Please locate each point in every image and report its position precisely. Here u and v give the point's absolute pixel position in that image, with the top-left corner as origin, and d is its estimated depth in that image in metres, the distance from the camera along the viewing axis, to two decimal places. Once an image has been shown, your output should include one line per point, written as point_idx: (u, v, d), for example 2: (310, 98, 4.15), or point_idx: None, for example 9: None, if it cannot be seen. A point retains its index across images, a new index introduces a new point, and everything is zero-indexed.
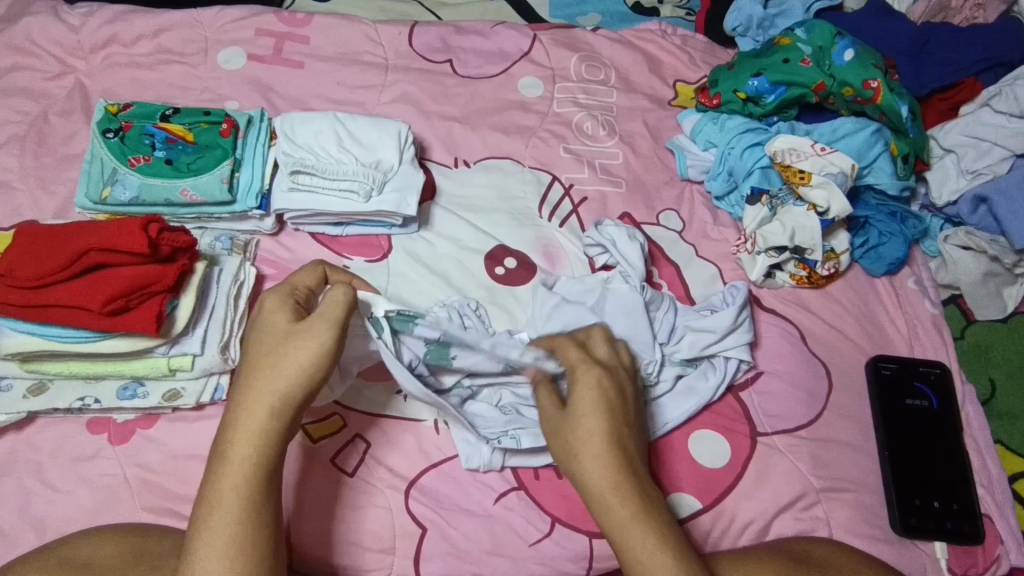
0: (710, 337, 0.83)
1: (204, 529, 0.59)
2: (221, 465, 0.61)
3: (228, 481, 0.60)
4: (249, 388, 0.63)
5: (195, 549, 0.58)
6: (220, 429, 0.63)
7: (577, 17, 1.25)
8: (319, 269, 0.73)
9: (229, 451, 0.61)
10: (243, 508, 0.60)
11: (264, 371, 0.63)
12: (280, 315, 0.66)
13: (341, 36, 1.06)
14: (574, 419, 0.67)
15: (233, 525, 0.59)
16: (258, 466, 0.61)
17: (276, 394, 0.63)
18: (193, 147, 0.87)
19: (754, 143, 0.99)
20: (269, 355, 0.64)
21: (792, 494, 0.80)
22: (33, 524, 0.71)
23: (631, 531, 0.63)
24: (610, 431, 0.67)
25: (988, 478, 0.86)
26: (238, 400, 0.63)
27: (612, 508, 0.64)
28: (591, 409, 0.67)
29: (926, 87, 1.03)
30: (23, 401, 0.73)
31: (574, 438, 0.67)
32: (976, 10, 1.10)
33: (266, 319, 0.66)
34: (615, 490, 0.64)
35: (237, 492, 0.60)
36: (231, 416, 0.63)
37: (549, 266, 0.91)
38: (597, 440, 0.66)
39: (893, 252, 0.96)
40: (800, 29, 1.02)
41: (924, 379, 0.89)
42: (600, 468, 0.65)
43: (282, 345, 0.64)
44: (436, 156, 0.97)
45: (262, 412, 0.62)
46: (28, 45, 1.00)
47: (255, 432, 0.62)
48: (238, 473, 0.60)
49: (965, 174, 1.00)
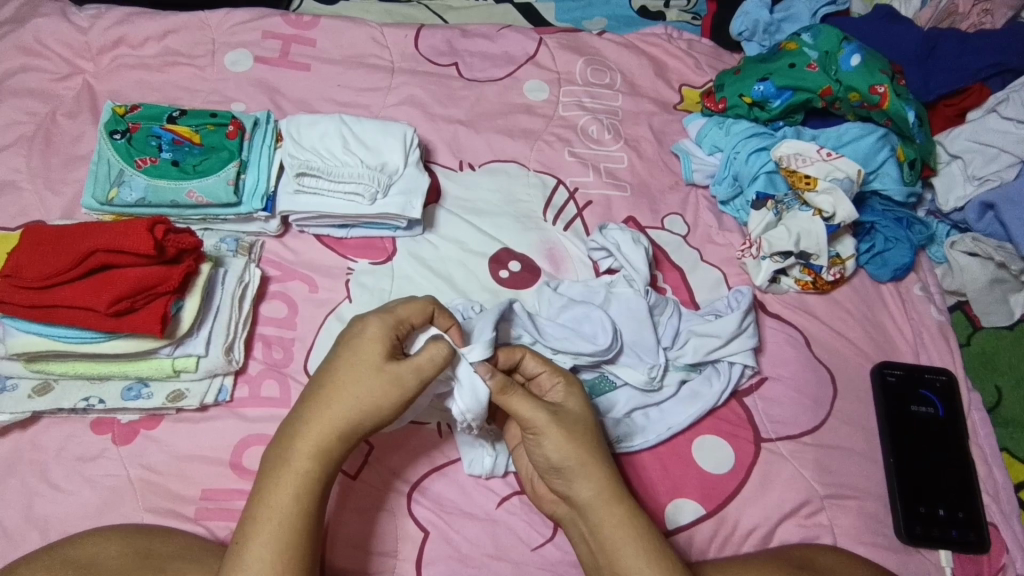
0: (714, 341, 0.83)
1: (257, 534, 0.59)
2: (277, 473, 0.61)
3: (284, 489, 0.60)
4: (320, 407, 0.63)
5: (246, 553, 0.58)
6: (281, 437, 0.63)
7: (583, 21, 1.25)
8: (427, 305, 0.69)
9: (289, 462, 0.61)
10: (298, 518, 0.60)
11: (341, 399, 0.63)
12: (376, 349, 0.65)
13: (347, 38, 1.06)
14: (570, 426, 0.67)
15: (288, 533, 0.59)
16: (315, 480, 0.61)
17: (345, 419, 0.63)
18: (200, 148, 0.87)
19: (760, 148, 0.99)
20: (350, 382, 0.63)
21: (795, 502, 0.80)
22: (36, 524, 0.72)
23: (631, 528, 0.65)
24: (600, 440, 0.69)
25: (993, 486, 0.86)
26: (305, 416, 0.63)
27: (617, 511, 0.65)
28: (585, 414, 0.70)
29: (933, 93, 1.03)
30: (27, 401, 0.73)
31: (575, 438, 0.66)
32: (984, 16, 1.11)
33: (359, 346, 0.65)
34: (616, 495, 0.66)
35: (294, 502, 0.60)
36: (294, 427, 0.63)
37: (553, 270, 0.91)
38: (599, 448, 0.68)
39: (899, 258, 0.96)
40: (805, 34, 1.01)
41: (930, 386, 0.89)
42: (603, 469, 0.66)
43: (367, 379, 0.63)
44: (442, 159, 0.97)
45: (329, 432, 0.62)
46: (37, 46, 1.00)
47: (316, 446, 0.62)
48: (295, 484, 0.61)
49: (972, 180, 1.00)
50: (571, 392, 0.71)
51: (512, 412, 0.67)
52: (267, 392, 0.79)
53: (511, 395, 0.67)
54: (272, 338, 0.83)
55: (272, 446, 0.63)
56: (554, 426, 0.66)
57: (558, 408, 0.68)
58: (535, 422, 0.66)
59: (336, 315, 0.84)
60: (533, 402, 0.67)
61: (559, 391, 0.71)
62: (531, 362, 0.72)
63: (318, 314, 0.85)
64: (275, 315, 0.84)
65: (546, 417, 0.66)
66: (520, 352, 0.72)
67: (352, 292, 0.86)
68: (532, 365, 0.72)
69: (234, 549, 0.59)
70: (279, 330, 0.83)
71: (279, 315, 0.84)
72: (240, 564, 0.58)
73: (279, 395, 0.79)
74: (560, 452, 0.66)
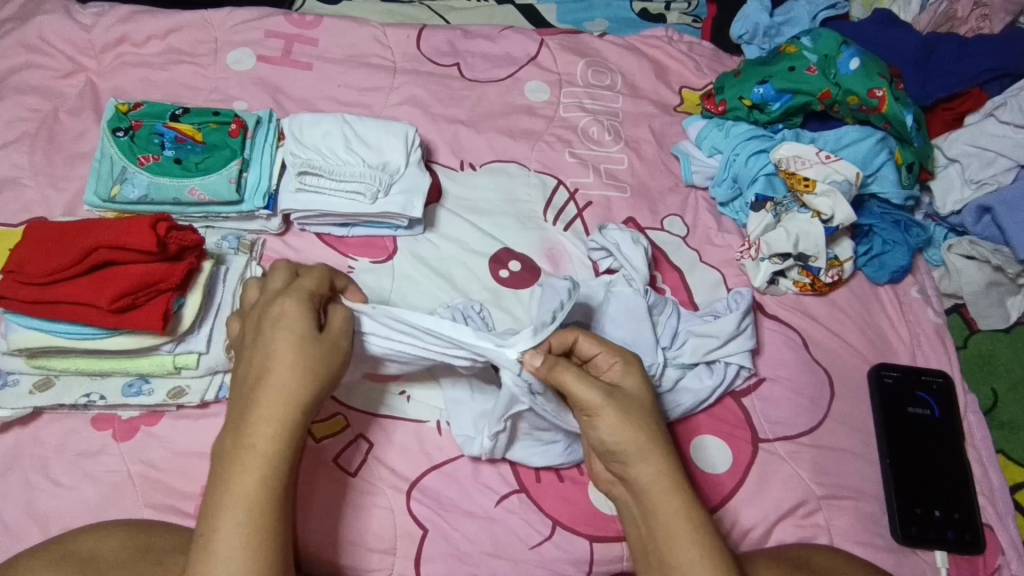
0: (713, 342, 0.83)
1: (225, 520, 0.57)
2: (242, 458, 0.60)
3: (251, 473, 0.59)
4: (268, 386, 0.62)
5: (216, 541, 0.57)
6: (234, 424, 0.62)
7: (584, 22, 1.26)
8: (322, 273, 0.70)
9: (251, 444, 0.60)
10: (270, 498, 0.59)
11: (280, 372, 0.62)
12: (303, 318, 0.65)
13: (349, 38, 1.06)
14: (626, 410, 0.66)
15: (255, 518, 0.58)
16: (280, 460, 0.60)
17: (291, 391, 0.62)
18: (202, 147, 0.87)
19: (760, 150, 0.99)
20: (281, 356, 0.63)
21: (792, 502, 0.80)
22: (37, 520, 0.72)
23: (687, 517, 0.64)
24: (659, 424, 0.68)
25: (988, 488, 0.86)
26: (257, 397, 0.62)
27: (672, 499, 0.65)
28: (643, 397, 0.69)
29: (931, 97, 1.03)
30: (29, 397, 0.74)
31: (632, 422, 0.66)
32: (983, 21, 1.12)
33: (282, 321, 0.64)
34: (674, 482, 0.65)
35: (260, 485, 0.59)
36: (245, 412, 0.61)
37: (552, 269, 0.91)
38: (658, 433, 0.67)
39: (897, 261, 0.96)
40: (805, 38, 1.02)
41: (927, 388, 0.89)
42: (661, 458, 0.66)
43: (301, 351, 0.63)
44: (443, 158, 0.98)
45: (280, 410, 0.61)
46: (40, 44, 1.00)
47: (278, 427, 0.61)
48: (260, 466, 0.59)
49: (970, 184, 1.01)
50: (629, 372, 0.70)
51: (565, 392, 0.67)
52: None
53: (565, 377, 0.66)
54: None
55: (229, 431, 0.62)
56: (609, 410, 0.66)
57: (614, 390, 0.68)
58: (590, 405, 0.66)
59: None
60: (588, 384, 0.66)
61: (618, 371, 0.70)
62: (586, 343, 0.71)
63: None
64: None
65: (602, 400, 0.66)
66: (575, 334, 0.70)
67: None
68: (588, 346, 0.71)
69: (202, 541, 0.58)
70: None
71: None
72: (210, 551, 0.56)
73: None
74: (616, 436, 0.66)
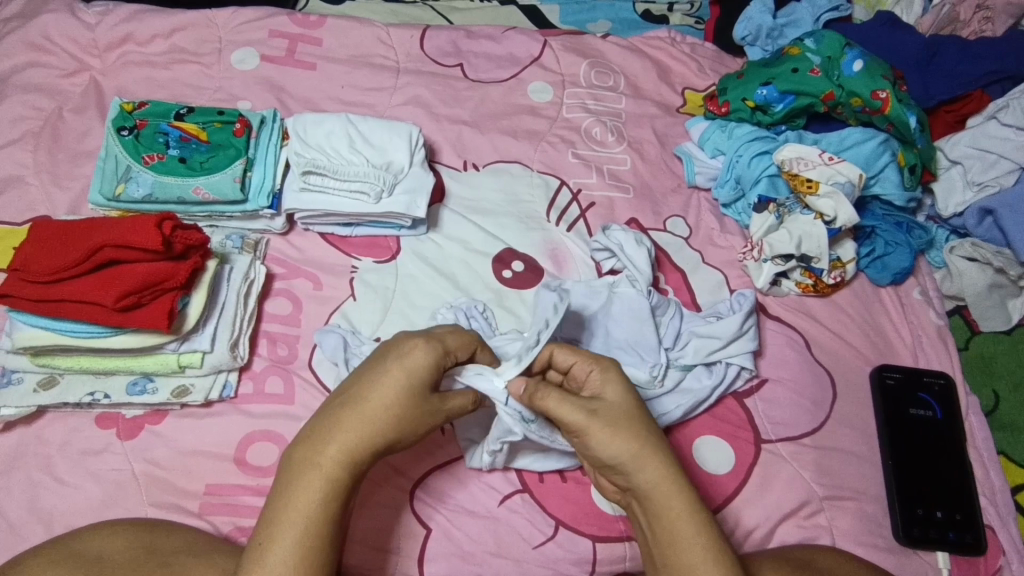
0: (714, 343, 0.84)
1: (280, 537, 0.58)
2: (308, 476, 0.61)
3: (314, 493, 0.60)
4: (359, 414, 0.63)
5: (269, 556, 0.58)
6: (307, 436, 0.63)
7: (587, 23, 1.26)
8: (473, 341, 0.70)
9: (318, 462, 0.61)
10: (326, 522, 0.60)
11: (373, 409, 0.63)
12: (427, 371, 0.65)
13: (353, 38, 1.07)
14: (614, 422, 0.65)
15: (311, 540, 0.59)
16: (343, 486, 0.62)
17: (377, 430, 0.63)
18: (207, 146, 0.87)
19: (764, 151, 0.99)
20: (383, 395, 0.63)
21: (795, 502, 0.81)
22: (41, 518, 0.72)
23: (692, 522, 0.64)
24: (651, 425, 0.67)
25: (989, 489, 0.86)
26: (342, 420, 0.63)
27: (675, 505, 0.64)
28: (629, 401, 0.68)
29: (934, 99, 1.03)
30: (33, 395, 0.74)
31: (622, 434, 0.65)
32: (985, 23, 1.12)
33: (403, 365, 0.64)
34: (672, 489, 0.64)
35: (319, 505, 0.60)
36: (325, 430, 0.62)
37: (556, 270, 0.91)
38: (653, 438, 0.66)
39: (899, 262, 0.97)
40: (809, 39, 1.02)
41: (928, 389, 0.89)
42: (661, 464, 0.65)
43: (408, 403, 0.64)
44: (446, 159, 0.98)
45: (362, 441, 0.62)
46: (45, 43, 1.01)
47: (348, 454, 0.62)
48: (323, 491, 0.61)
49: (972, 186, 1.01)
50: (609, 379, 0.69)
51: (552, 417, 0.67)
52: (272, 388, 0.80)
53: (546, 402, 0.66)
54: (276, 334, 0.83)
55: (298, 444, 0.63)
56: (597, 426, 0.65)
57: (597, 404, 0.67)
58: (576, 425, 0.65)
59: (341, 312, 0.85)
60: (571, 404, 0.66)
61: (597, 380, 0.69)
62: (560, 356, 0.71)
63: (323, 312, 0.85)
64: (279, 312, 0.85)
65: (585, 419, 0.65)
66: (547, 348, 0.71)
67: (357, 290, 0.87)
68: (563, 359, 0.71)
69: (256, 550, 0.59)
70: (284, 327, 0.84)
71: (283, 312, 0.85)
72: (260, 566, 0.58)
73: (284, 391, 0.80)
74: (609, 452, 0.65)
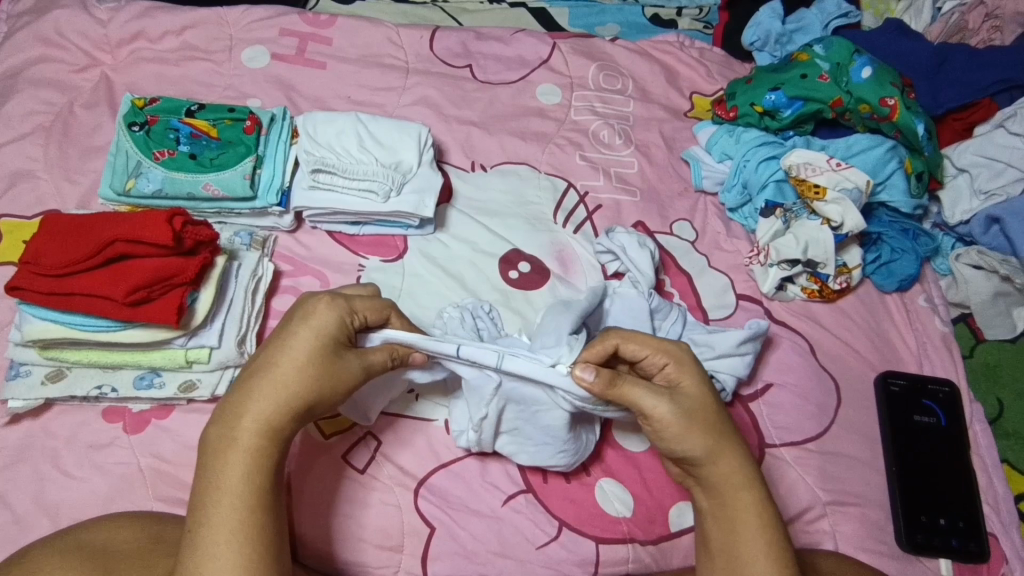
0: (706, 351, 0.83)
1: (213, 515, 0.58)
2: (228, 451, 0.61)
3: (234, 467, 0.60)
4: (266, 380, 0.63)
5: (203, 535, 0.58)
6: (224, 414, 0.63)
7: (596, 27, 1.26)
8: (384, 306, 0.71)
9: (236, 435, 0.61)
10: (251, 494, 0.60)
11: (280, 374, 0.63)
12: (334, 330, 0.66)
13: (364, 38, 1.07)
14: (690, 416, 0.65)
15: (244, 512, 0.59)
16: (264, 455, 0.61)
17: (289, 394, 0.63)
18: (218, 143, 0.88)
19: (770, 156, 1.00)
20: (288, 359, 0.64)
21: (798, 507, 0.81)
22: (46, 510, 0.72)
23: (758, 514, 0.65)
24: (722, 418, 0.67)
25: (993, 497, 0.86)
26: (253, 387, 0.63)
27: (742, 497, 0.66)
28: (704, 394, 0.67)
29: (942, 107, 1.04)
30: (41, 388, 0.74)
31: (697, 426, 0.65)
32: (994, 32, 1.12)
33: (307, 328, 0.65)
34: (740, 482, 0.66)
35: (245, 478, 0.60)
36: (239, 403, 0.62)
37: (562, 271, 0.91)
38: (724, 428, 0.67)
39: (905, 269, 0.97)
40: (817, 46, 1.03)
41: (933, 396, 0.90)
42: (731, 457, 0.66)
43: (314, 365, 0.64)
44: (454, 159, 0.98)
45: (275, 408, 0.62)
46: (56, 38, 1.01)
47: (269, 422, 0.62)
48: (247, 461, 0.61)
49: (979, 194, 1.02)
50: (683, 371, 0.68)
51: (627, 403, 0.66)
52: None
53: (625, 389, 0.65)
54: None
55: (216, 424, 0.62)
56: (674, 418, 0.65)
57: (673, 395, 0.66)
58: (653, 416, 0.65)
59: None
60: (650, 395, 0.65)
61: (671, 371, 0.68)
62: (630, 347, 0.68)
63: None
64: (287, 309, 0.85)
65: (662, 411, 0.65)
66: (618, 338, 0.68)
67: None
68: (635, 350, 0.68)
69: (191, 533, 0.58)
70: None
71: (290, 309, 0.85)
72: (197, 545, 0.57)
73: None
74: (685, 443, 0.65)
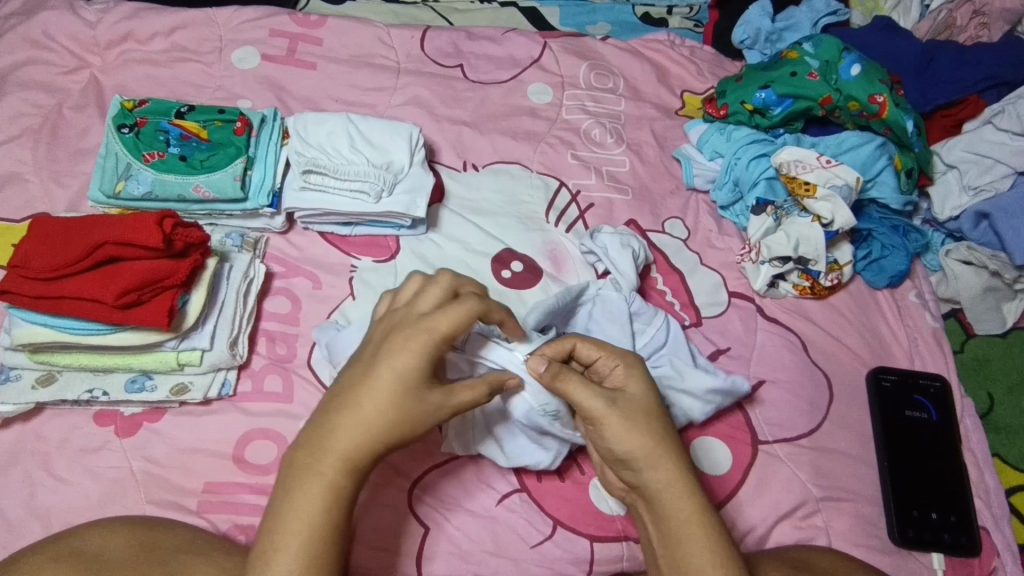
0: (676, 382, 0.80)
1: (284, 548, 0.57)
2: (307, 481, 0.59)
3: (312, 501, 0.59)
4: (352, 416, 0.61)
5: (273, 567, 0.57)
6: (308, 440, 0.61)
7: (586, 26, 1.26)
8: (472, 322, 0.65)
9: (316, 470, 0.60)
10: (325, 532, 0.59)
11: (369, 411, 0.61)
12: (421, 367, 0.62)
13: (354, 38, 1.07)
14: (632, 418, 0.65)
15: (318, 547, 0.58)
16: (342, 492, 0.60)
17: (376, 432, 0.61)
18: (208, 144, 0.88)
19: (760, 154, 1.00)
20: (376, 395, 0.61)
21: (791, 503, 0.81)
22: (38, 515, 0.72)
23: (700, 524, 0.63)
24: (665, 424, 0.66)
25: (984, 491, 0.87)
26: (337, 422, 0.61)
27: (682, 506, 0.64)
28: (648, 398, 0.67)
29: (931, 103, 1.04)
30: (32, 392, 0.74)
31: (637, 427, 0.65)
32: (981, 29, 1.13)
33: (395, 363, 0.62)
34: (681, 490, 0.64)
35: (321, 514, 0.59)
36: (323, 437, 0.61)
37: (554, 270, 0.91)
38: (666, 433, 0.66)
39: (896, 265, 0.97)
40: (807, 44, 1.04)
41: (924, 391, 0.90)
42: (673, 464, 0.65)
43: (403, 402, 0.61)
44: (445, 159, 0.98)
45: (360, 447, 0.60)
46: (44, 40, 1.00)
47: (348, 458, 0.60)
48: (325, 498, 0.59)
49: (968, 189, 1.02)
50: (631, 373, 0.69)
51: (569, 399, 0.67)
52: (270, 386, 0.80)
53: (566, 384, 0.67)
54: (276, 333, 0.83)
55: (298, 448, 0.61)
56: (615, 416, 0.65)
57: (618, 396, 0.66)
58: (594, 414, 0.65)
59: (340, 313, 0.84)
60: (591, 392, 0.66)
61: (620, 373, 0.69)
62: (583, 350, 0.71)
63: (321, 310, 0.85)
64: (279, 310, 0.85)
65: (601, 408, 0.65)
66: (572, 340, 0.71)
67: (356, 289, 0.87)
68: (586, 351, 0.71)
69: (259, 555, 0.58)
70: (283, 326, 0.84)
71: (282, 310, 0.85)
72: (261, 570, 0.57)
73: (281, 389, 0.80)
74: (624, 444, 0.64)
